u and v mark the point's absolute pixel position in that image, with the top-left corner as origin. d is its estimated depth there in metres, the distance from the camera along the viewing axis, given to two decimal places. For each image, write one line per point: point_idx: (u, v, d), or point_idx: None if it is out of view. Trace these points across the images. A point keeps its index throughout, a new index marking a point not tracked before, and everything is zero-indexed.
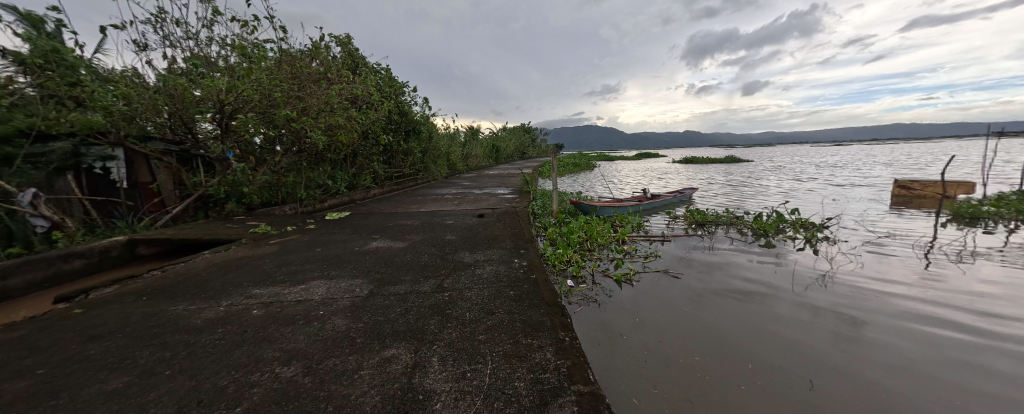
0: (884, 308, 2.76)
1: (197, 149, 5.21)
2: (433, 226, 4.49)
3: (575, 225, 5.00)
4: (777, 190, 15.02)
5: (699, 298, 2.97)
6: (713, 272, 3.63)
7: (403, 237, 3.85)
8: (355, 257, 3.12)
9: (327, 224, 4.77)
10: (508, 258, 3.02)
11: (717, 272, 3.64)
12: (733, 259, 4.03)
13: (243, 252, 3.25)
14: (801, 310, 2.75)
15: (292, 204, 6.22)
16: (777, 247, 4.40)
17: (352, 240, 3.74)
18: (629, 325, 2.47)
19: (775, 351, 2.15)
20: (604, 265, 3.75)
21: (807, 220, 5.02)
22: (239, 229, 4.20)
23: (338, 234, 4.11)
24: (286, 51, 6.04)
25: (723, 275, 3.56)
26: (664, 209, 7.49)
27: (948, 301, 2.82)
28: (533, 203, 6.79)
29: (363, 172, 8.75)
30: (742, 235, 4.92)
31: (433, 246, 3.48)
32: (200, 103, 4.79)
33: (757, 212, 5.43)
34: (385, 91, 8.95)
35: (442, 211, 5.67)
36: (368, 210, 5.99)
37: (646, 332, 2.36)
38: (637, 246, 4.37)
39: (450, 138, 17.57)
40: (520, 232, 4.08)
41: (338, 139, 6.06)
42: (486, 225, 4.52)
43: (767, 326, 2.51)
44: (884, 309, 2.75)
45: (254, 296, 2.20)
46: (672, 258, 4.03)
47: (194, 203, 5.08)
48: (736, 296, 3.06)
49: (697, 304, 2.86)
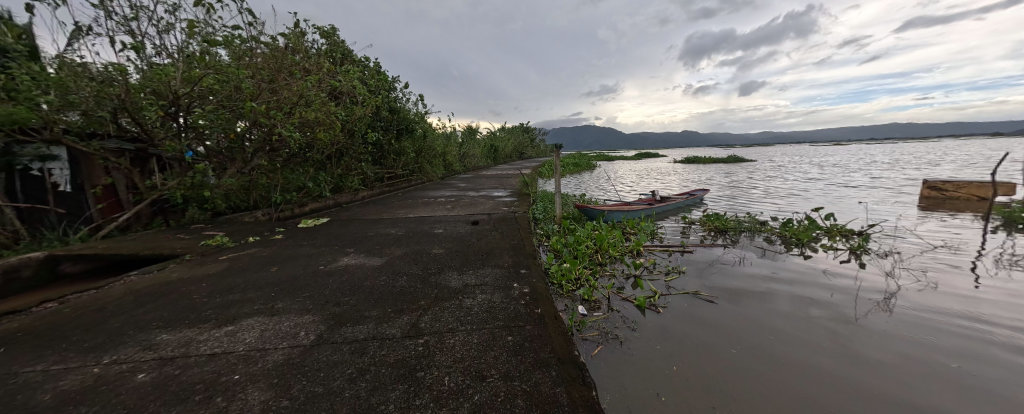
0: (873, 302, 2.69)
1: (151, 148, 4.57)
2: (418, 236, 3.88)
3: (582, 233, 4.41)
4: (785, 190, 14.55)
5: (694, 302, 2.67)
6: (746, 284, 3.04)
7: (380, 252, 3.25)
8: (315, 280, 2.50)
9: (297, 233, 4.17)
10: (505, 281, 2.41)
11: (750, 283, 3.06)
12: (766, 268, 3.43)
13: (178, 274, 2.63)
14: (794, 307, 2.60)
15: (266, 209, 5.62)
16: (816, 258, 3.81)
17: (319, 256, 3.13)
18: (657, 363, 1.93)
19: (855, 397, 1.65)
20: (618, 284, 3.16)
21: (843, 227, 4.43)
22: (190, 241, 3.57)
23: (306, 246, 3.50)
24: (258, 39, 5.42)
25: (758, 287, 2.97)
26: (674, 212, 6.93)
27: (983, 305, 2.56)
28: (533, 207, 6.21)
29: (349, 173, 8.14)
30: (770, 244, 4.33)
31: (415, 264, 2.87)
32: (151, 95, 4.15)
33: (788, 219, 4.77)
34: (374, 86, 8.37)
35: (432, 217, 5.07)
36: (350, 216, 5.40)
37: (677, 369, 1.87)
38: (656, 259, 3.74)
39: (446, 137, 16.98)
40: (518, 243, 3.49)
41: (317, 136, 5.44)
42: (480, 235, 3.93)
43: (772, 330, 2.28)
44: (873, 303, 2.68)
45: (155, 347, 1.60)
46: (697, 268, 3.41)
47: (146, 210, 4.46)
48: (728, 295, 2.81)
49: (700, 311, 2.52)
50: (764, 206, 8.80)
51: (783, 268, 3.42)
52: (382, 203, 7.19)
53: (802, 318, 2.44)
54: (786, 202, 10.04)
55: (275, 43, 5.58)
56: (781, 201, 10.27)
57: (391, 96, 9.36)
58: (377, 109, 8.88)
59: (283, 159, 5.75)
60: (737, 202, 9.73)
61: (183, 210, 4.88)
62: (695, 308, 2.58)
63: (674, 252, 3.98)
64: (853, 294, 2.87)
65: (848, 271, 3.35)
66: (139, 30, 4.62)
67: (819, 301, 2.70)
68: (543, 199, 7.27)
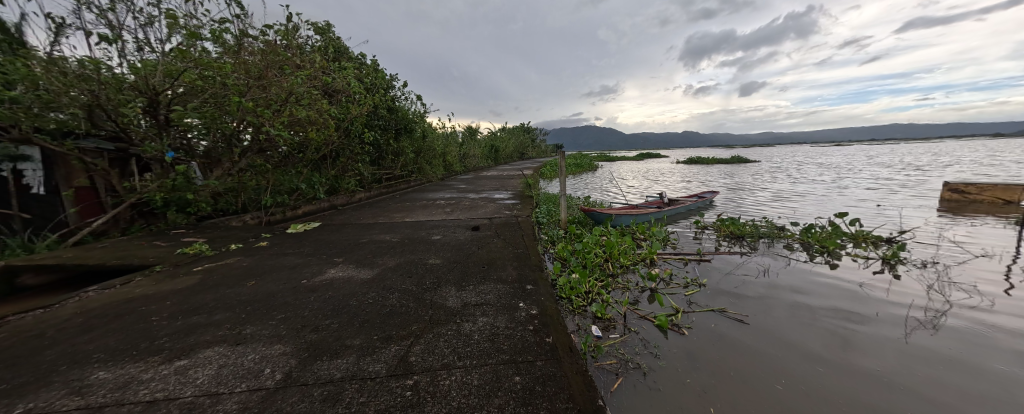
0: (863, 302, 2.71)
1: (130, 148, 4.27)
2: (413, 244, 3.60)
3: (590, 240, 4.13)
4: (792, 191, 14.27)
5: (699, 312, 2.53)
6: (775, 300, 2.75)
7: (372, 262, 2.97)
8: (296, 297, 2.22)
9: (285, 239, 3.90)
10: (510, 299, 2.13)
11: (779, 299, 2.77)
12: (794, 281, 3.14)
13: (141, 291, 2.34)
14: (793, 311, 2.56)
15: (256, 212, 5.35)
16: (844, 267, 3.51)
17: (304, 266, 2.85)
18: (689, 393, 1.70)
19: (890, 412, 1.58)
20: (633, 298, 2.87)
21: (870, 233, 4.13)
22: (166, 250, 3.28)
23: (292, 255, 3.22)
24: (246, 33, 5.12)
25: (789, 304, 2.69)
26: (683, 216, 6.65)
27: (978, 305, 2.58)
28: (536, 210, 5.93)
29: (345, 174, 7.87)
30: (792, 251, 4.05)
31: (410, 278, 2.59)
32: (128, 90, 3.85)
33: (809, 224, 4.48)
34: (371, 84, 8.11)
35: (430, 222, 4.80)
36: (343, 220, 5.12)
37: (708, 397, 1.67)
38: (673, 269, 3.43)
39: (446, 137, 16.71)
40: (523, 252, 3.21)
41: (309, 135, 5.16)
42: (481, 242, 3.65)
43: (781, 338, 2.20)
44: (862, 302, 2.71)
45: (88, 390, 1.31)
46: (718, 281, 3.12)
47: (126, 214, 4.19)
48: (728, 300, 2.72)
49: (708, 322, 2.38)
50: (774, 209, 8.51)
51: (811, 281, 3.13)
52: (379, 205, 6.91)
53: (845, 342, 2.16)
54: (796, 204, 9.75)
55: (265, 37, 5.30)
56: (790, 203, 9.98)
57: (389, 95, 9.10)
58: (375, 108, 8.62)
59: (274, 160, 5.48)
60: (745, 204, 9.44)
61: (163, 215, 4.58)
62: (725, 329, 2.28)
63: (690, 261, 3.68)
64: (875, 303, 2.70)
65: (883, 283, 3.07)
66: (122, 24, 4.37)
67: (827, 308, 2.61)
68: (547, 201, 6.99)
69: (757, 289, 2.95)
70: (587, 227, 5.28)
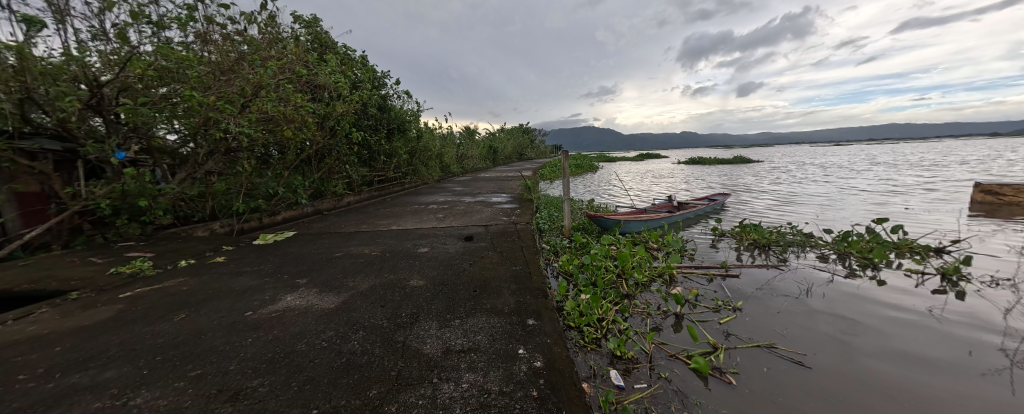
0: (845, 299, 2.67)
1: (73, 148, 3.74)
2: (394, 259, 3.10)
3: (598, 251, 3.63)
4: (800, 192, 13.83)
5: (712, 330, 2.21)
6: (830, 330, 2.23)
7: (340, 284, 2.45)
8: (228, 339, 1.70)
9: (249, 252, 3.39)
10: (507, 342, 1.63)
11: (835, 329, 2.25)
12: (845, 303, 2.62)
13: (34, 330, 1.83)
14: (795, 316, 2.39)
15: (227, 219, 4.84)
16: (895, 283, 3.02)
17: (256, 291, 2.34)
18: None
19: None
20: (656, 328, 2.36)
21: (914, 242, 3.65)
22: (99, 268, 2.78)
23: (248, 273, 2.71)
24: (213, 20, 4.61)
25: (849, 335, 2.17)
26: (695, 220, 6.16)
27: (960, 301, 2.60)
28: (537, 216, 5.44)
29: (331, 177, 7.37)
30: (828, 263, 3.55)
31: (382, 307, 2.07)
32: (65, 82, 3.33)
33: (845, 231, 3.98)
34: (359, 81, 7.63)
35: (418, 230, 4.30)
36: (322, 227, 4.61)
37: None
38: (700, 289, 2.91)
39: (442, 138, 16.25)
40: (522, 270, 2.71)
41: (284, 134, 4.67)
42: (473, 256, 3.14)
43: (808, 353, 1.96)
44: (844, 299, 2.67)
45: None
46: (755, 304, 2.59)
47: (71, 222, 3.68)
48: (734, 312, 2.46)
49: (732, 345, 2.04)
50: (787, 211, 8.04)
51: (866, 303, 2.61)
52: (366, 210, 6.40)
53: (944, 392, 1.63)
54: (808, 205, 9.30)
55: (235, 25, 4.78)
56: (802, 205, 9.52)
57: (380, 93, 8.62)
58: (364, 106, 8.14)
59: (248, 161, 4.97)
60: (755, 206, 8.97)
61: (117, 223, 4.05)
62: (782, 375, 1.76)
63: (717, 277, 3.17)
64: (857, 300, 2.67)
65: (952, 305, 2.57)
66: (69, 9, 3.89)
67: (821, 309, 2.51)
68: (548, 206, 6.51)
69: (764, 300, 2.66)
70: (594, 234, 4.78)
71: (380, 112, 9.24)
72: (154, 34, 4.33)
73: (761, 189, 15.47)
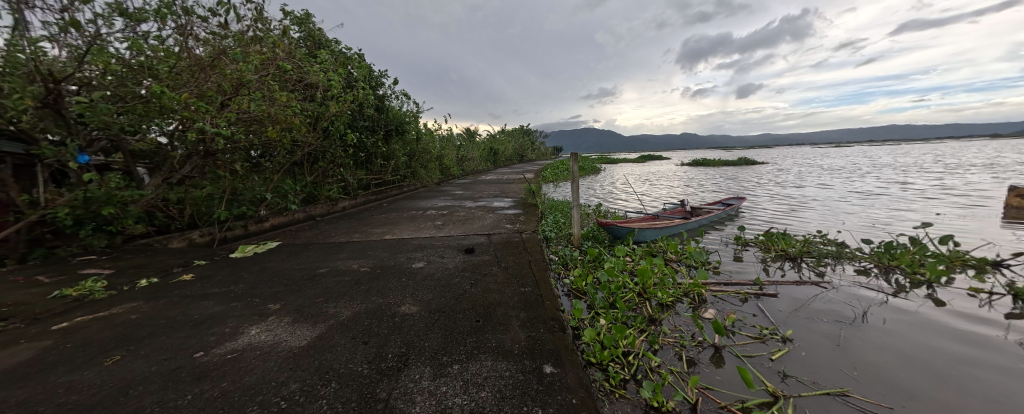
0: (847, 309, 2.55)
1: (29, 150, 3.34)
2: (385, 276, 2.73)
3: (614, 265, 3.26)
4: (809, 194, 13.45)
5: (753, 367, 1.87)
6: (895, 363, 1.89)
7: (318, 311, 2.08)
8: (163, 395, 1.33)
9: (223, 266, 3.02)
10: (519, 402, 1.27)
11: (898, 361, 1.92)
12: (895, 326, 2.31)
13: None
14: (819, 336, 2.17)
15: (207, 228, 4.49)
16: (957, 304, 2.64)
17: (217, 320, 1.97)
18: None
19: None
20: (692, 363, 1.99)
21: (965, 255, 3.28)
22: (42, 289, 2.40)
23: (215, 295, 2.34)
24: (192, 12, 4.24)
25: (918, 369, 1.84)
26: (710, 227, 5.80)
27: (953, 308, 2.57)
28: (542, 223, 5.08)
29: (324, 181, 7.03)
30: (871, 279, 3.18)
31: (365, 344, 1.70)
32: (16, 76, 2.96)
33: (885, 241, 3.61)
34: (355, 80, 7.30)
35: (413, 240, 3.94)
36: (309, 237, 4.25)
37: None
38: (737, 313, 2.53)
39: (443, 140, 15.94)
40: (532, 292, 2.33)
41: (270, 135, 4.32)
42: (475, 273, 2.77)
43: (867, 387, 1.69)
44: (846, 309, 2.55)
45: None
46: (805, 333, 2.22)
47: (30, 233, 3.32)
48: (761, 338, 2.16)
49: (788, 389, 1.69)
50: (803, 216, 7.67)
51: (874, 313, 2.49)
52: (360, 216, 6.05)
53: None
54: (823, 210, 8.92)
55: (217, 18, 4.42)
56: (816, 209, 9.14)
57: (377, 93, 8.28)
58: (359, 107, 7.82)
59: (232, 165, 4.62)
60: (768, 210, 8.60)
61: (79, 234, 3.63)
62: None
63: (752, 297, 2.79)
64: (861, 310, 2.55)
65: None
66: None
67: (835, 323, 2.34)
68: (554, 212, 6.16)
69: (788, 322, 2.38)
70: (605, 244, 4.41)
71: (377, 114, 8.92)
72: (128, 27, 3.98)
73: (768, 191, 15.09)
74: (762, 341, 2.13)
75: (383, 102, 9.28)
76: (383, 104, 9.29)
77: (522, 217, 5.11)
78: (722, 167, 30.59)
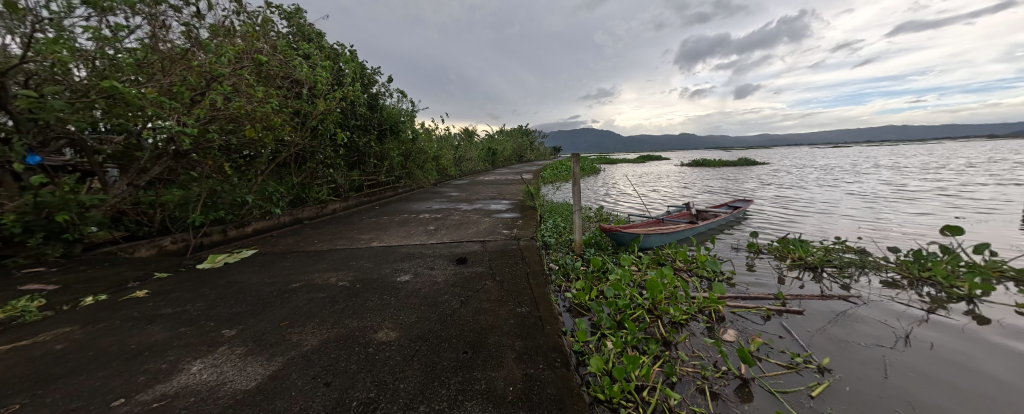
0: (878, 329, 2.29)
1: None
2: (364, 292, 2.43)
3: (620, 277, 2.97)
4: (812, 195, 13.21)
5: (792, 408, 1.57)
6: (953, 399, 1.62)
7: (279, 340, 1.78)
8: None
9: (184, 280, 2.72)
10: None
11: (955, 395, 1.65)
12: (936, 348, 2.04)
13: None
14: (857, 364, 1.89)
15: (180, 234, 4.19)
16: (1004, 323, 2.36)
17: (156, 352, 1.67)
18: None
19: None
20: (718, 400, 1.69)
21: (1003, 266, 3.00)
22: None
23: (164, 317, 2.05)
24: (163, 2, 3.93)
25: (981, 405, 1.57)
26: (716, 232, 5.53)
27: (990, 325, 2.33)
28: (541, 228, 4.79)
29: (313, 182, 6.73)
30: (901, 292, 2.90)
31: (326, 387, 1.40)
32: None
33: (913, 250, 3.33)
34: (345, 77, 7.00)
35: (401, 248, 3.64)
36: (289, 243, 3.94)
37: None
38: (763, 334, 2.22)
39: (440, 140, 15.66)
40: (530, 314, 2.03)
41: (247, 134, 4.01)
42: (465, 288, 2.47)
43: None
44: (877, 329, 2.28)
45: None
46: (845, 361, 1.92)
47: None
48: (793, 368, 1.86)
49: None
50: (810, 219, 7.41)
51: (909, 333, 2.22)
52: (349, 220, 5.75)
53: None
54: (829, 212, 8.66)
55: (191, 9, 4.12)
56: (822, 211, 8.89)
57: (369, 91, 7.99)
58: (350, 106, 7.53)
59: (209, 166, 4.32)
60: (773, 212, 8.35)
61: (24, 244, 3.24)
62: None
63: (776, 315, 2.49)
64: (893, 328, 2.29)
65: None
66: None
67: (869, 346, 2.07)
68: (553, 216, 5.88)
69: (818, 346, 2.09)
70: (608, 251, 4.12)
71: (370, 113, 8.63)
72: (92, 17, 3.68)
73: (770, 192, 14.86)
74: (795, 371, 1.84)
75: (376, 100, 8.98)
76: (376, 103, 9.00)
77: (520, 222, 4.82)
78: (721, 167, 30.40)
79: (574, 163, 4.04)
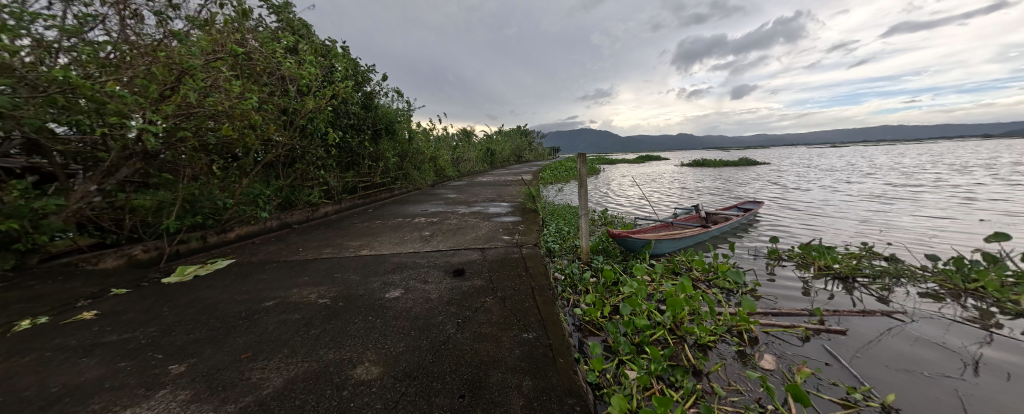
0: (937, 353, 1.99)
1: None
2: (347, 312, 2.12)
3: (635, 290, 2.67)
4: (816, 196, 12.99)
5: None
6: None
7: (235, 379, 1.47)
8: None
9: (144, 297, 2.41)
10: None
11: None
12: (1015, 380, 1.75)
13: None
14: (928, 401, 1.59)
15: (153, 241, 3.87)
16: None
17: (79, 398, 1.36)
18: None
19: None
20: None
21: None
22: None
23: (105, 347, 1.73)
24: None
25: None
26: (728, 236, 5.25)
27: None
28: (543, 233, 4.49)
29: (302, 184, 6.41)
30: (948, 306, 2.61)
31: None
32: None
33: (953, 257, 3.04)
34: (337, 74, 6.69)
35: (393, 257, 3.33)
36: (270, 251, 3.62)
37: None
38: (808, 362, 1.92)
39: (438, 141, 15.38)
40: (539, 342, 1.73)
41: (225, 133, 3.69)
42: (463, 307, 2.17)
43: None
44: (936, 354, 1.99)
45: None
46: (911, 397, 1.63)
47: None
48: (853, 405, 1.56)
49: None
50: (821, 222, 7.14)
51: (975, 360, 1.93)
52: (339, 224, 5.43)
53: None
54: (838, 214, 8.41)
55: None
56: (831, 214, 8.64)
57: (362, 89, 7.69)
58: (342, 104, 7.21)
59: (186, 168, 4.01)
60: (781, 214, 8.09)
61: None
62: None
63: (817, 337, 2.19)
64: (953, 353, 2.00)
65: None
66: None
67: (935, 377, 1.77)
68: (556, 219, 5.58)
69: (874, 376, 1.80)
70: (618, 258, 3.83)
71: (364, 112, 8.32)
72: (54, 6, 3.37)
73: (773, 193, 14.65)
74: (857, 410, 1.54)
75: (370, 99, 8.67)
76: (371, 102, 8.69)
77: (521, 227, 4.52)
78: (721, 168, 30.24)
79: (580, 163, 3.74)
